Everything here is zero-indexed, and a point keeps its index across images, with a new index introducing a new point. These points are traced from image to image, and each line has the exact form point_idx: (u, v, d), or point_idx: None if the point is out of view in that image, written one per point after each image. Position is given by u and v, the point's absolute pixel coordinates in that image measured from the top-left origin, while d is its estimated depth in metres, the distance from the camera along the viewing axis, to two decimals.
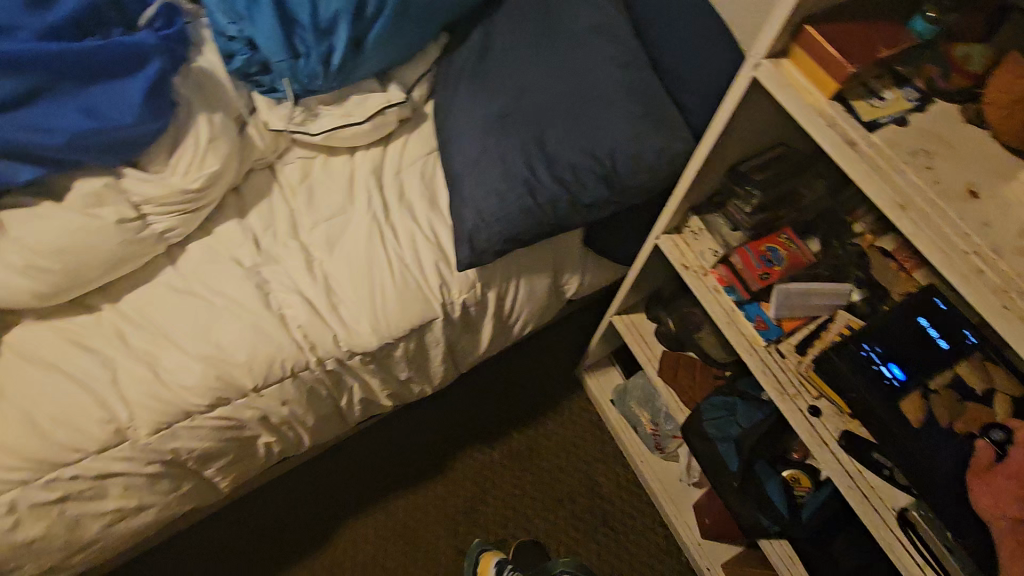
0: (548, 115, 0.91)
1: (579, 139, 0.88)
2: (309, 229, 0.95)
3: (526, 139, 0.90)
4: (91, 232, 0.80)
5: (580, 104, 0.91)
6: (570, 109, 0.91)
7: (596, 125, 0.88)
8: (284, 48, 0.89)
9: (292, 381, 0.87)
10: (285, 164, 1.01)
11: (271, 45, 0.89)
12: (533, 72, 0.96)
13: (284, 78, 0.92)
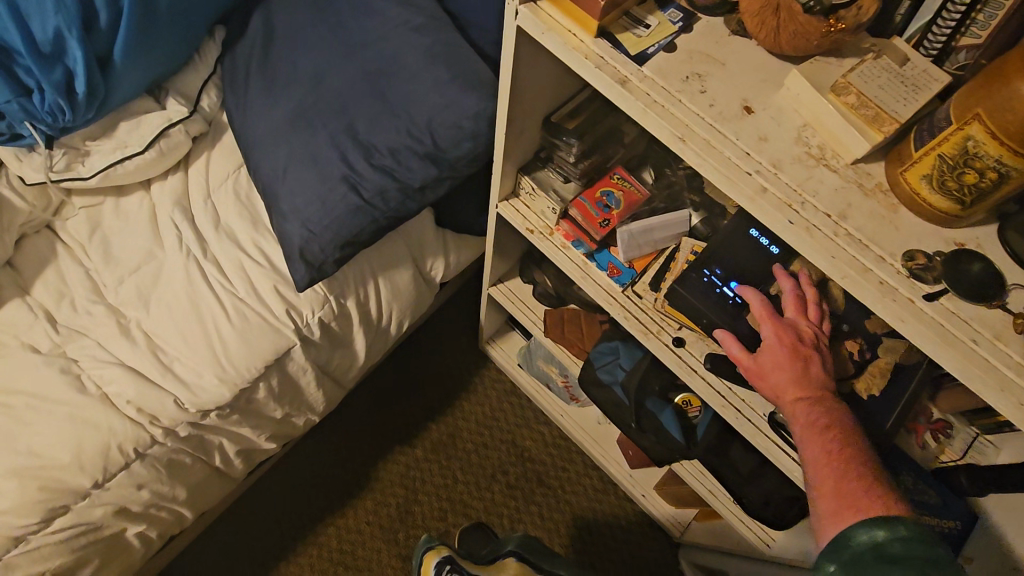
0: (350, 97, 0.82)
1: (389, 120, 0.80)
2: (116, 289, 0.83)
3: (331, 132, 0.82)
4: None
5: (383, 76, 0.81)
6: (372, 85, 0.82)
7: (404, 99, 0.80)
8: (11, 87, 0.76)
9: (140, 463, 0.77)
10: (67, 220, 0.86)
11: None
12: (325, 50, 0.85)
13: (26, 121, 0.78)
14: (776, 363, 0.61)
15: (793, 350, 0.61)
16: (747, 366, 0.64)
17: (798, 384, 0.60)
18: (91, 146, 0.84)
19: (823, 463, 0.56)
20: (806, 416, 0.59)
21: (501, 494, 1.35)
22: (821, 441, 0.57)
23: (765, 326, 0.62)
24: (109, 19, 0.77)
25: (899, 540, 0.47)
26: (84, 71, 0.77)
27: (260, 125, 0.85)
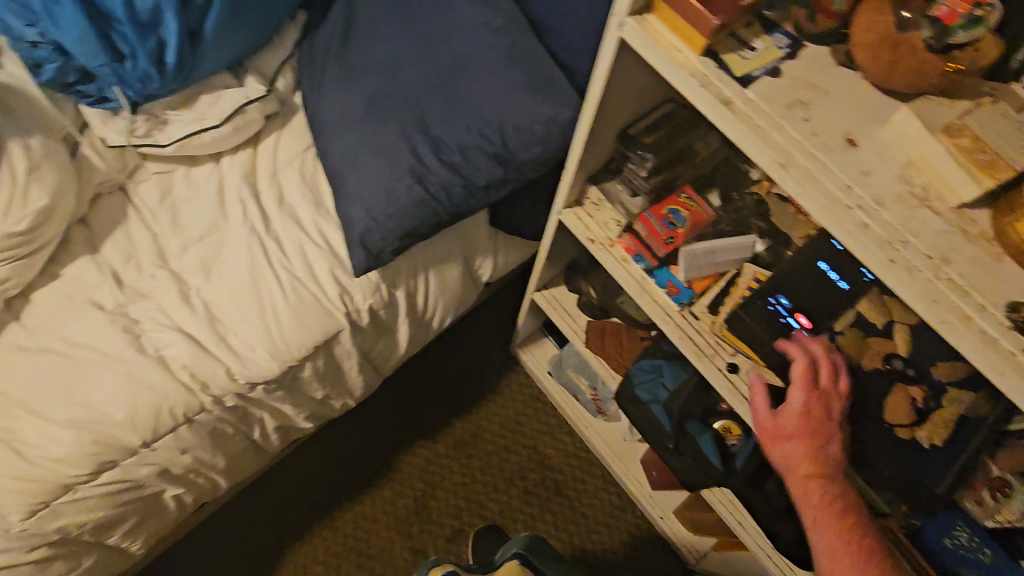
0: (425, 90, 0.83)
1: (461, 117, 0.81)
2: (179, 255, 0.85)
3: (404, 122, 0.82)
4: None
5: (459, 71, 0.82)
6: (448, 80, 0.82)
7: (479, 97, 0.81)
8: (106, 52, 0.78)
9: (188, 427, 0.79)
10: (138, 184, 0.88)
11: (87, 49, 0.77)
12: (404, 42, 0.86)
13: (116, 86, 0.81)
14: (796, 436, 0.63)
15: (817, 425, 0.63)
16: (762, 430, 0.66)
17: (812, 458, 0.63)
18: (170, 115, 0.86)
19: (828, 537, 0.62)
20: (818, 490, 0.63)
21: (514, 498, 1.35)
22: (827, 515, 0.63)
23: (798, 392, 0.63)
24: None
25: None
26: (177, 43, 0.79)
27: (333, 109, 0.87)
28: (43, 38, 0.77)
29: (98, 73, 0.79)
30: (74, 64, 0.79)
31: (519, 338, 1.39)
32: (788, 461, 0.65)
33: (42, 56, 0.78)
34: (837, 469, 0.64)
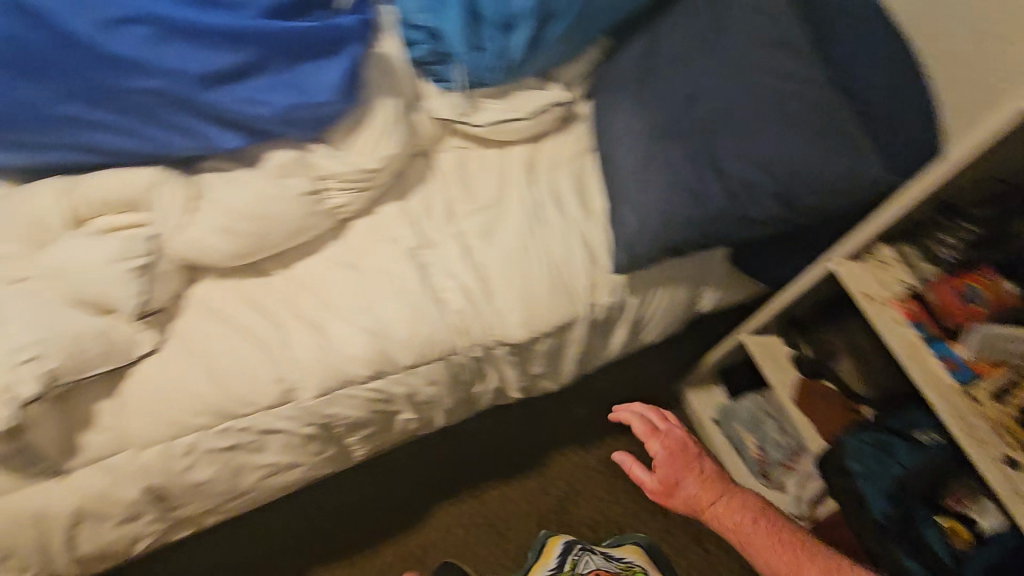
0: (726, 121, 0.88)
1: (755, 152, 0.85)
2: (465, 218, 0.97)
3: (697, 148, 0.89)
4: (281, 201, 0.85)
5: (763, 107, 0.86)
6: (750, 113, 0.87)
7: (777, 136, 0.84)
8: (471, 43, 0.93)
9: (443, 364, 0.90)
10: (442, 152, 1.03)
11: (457, 37, 0.92)
12: (710, 72, 0.92)
13: (461, 69, 0.96)
14: (676, 476, 0.95)
15: (682, 455, 0.97)
16: (659, 491, 0.97)
17: (697, 478, 0.94)
18: (484, 101, 1.00)
19: (752, 546, 0.86)
20: (727, 511, 0.90)
21: (650, 514, 1.36)
22: (784, 536, 0.85)
23: (665, 428, 1.01)
24: (560, 13, 0.93)
25: None
26: (523, 48, 0.94)
27: (626, 123, 0.97)
28: (423, 21, 0.92)
29: (454, 58, 0.95)
30: (437, 47, 0.95)
31: (694, 377, 1.39)
32: (700, 503, 0.92)
33: (418, 34, 0.93)
34: (721, 491, 0.92)
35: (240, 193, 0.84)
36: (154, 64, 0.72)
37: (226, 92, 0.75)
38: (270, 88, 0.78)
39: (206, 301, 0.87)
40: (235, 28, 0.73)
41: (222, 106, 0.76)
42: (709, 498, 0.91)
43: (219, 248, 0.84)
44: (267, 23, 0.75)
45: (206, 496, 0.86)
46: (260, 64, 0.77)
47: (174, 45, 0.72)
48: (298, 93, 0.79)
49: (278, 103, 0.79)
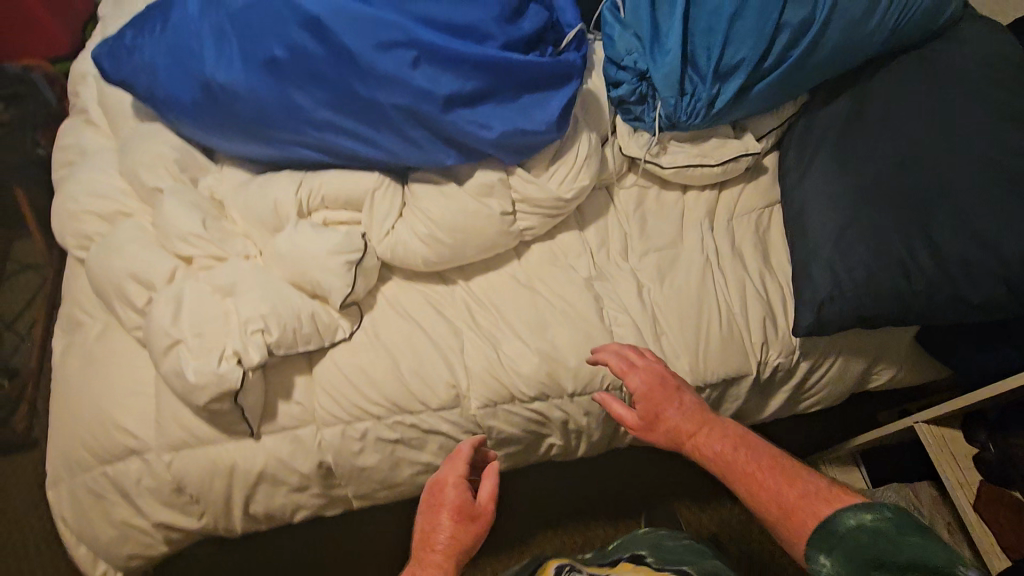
0: (943, 196, 0.83)
1: (976, 234, 0.80)
2: (639, 256, 0.99)
3: (903, 217, 0.84)
4: (480, 217, 0.90)
5: (989, 189, 0.81)
6: (972, 193, 0.82)
7: (1002, 220, 0.79)
8: (679, 86, 0.93)
9: (603, 396, 0.91)
10: (621, 188, 1.05)
11: (667, 79, 0.93)
12: (926, 145, 0.88)
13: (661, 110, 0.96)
14: (662, 419, 0.82)
15: (665, 387, 0.83)
16: (639, 428, 0.83)
17: (679, 410, 0.82)
18: (674, 143, 1.01)
19: (752, 483, 0.74)
20: (709, 441, 0.79)
21: None
22: (746, 461, 0.76)
23: (660, 369, 0.85)
24: (775, 66, 0.92)
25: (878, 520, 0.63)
26: (733, 96, 0.92)
27: (822, 181, 0.94)
28: (635, 64, 0.95)
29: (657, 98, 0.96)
30: (642, 87, 0.97)
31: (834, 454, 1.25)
32: (673, 435, 0.82)
33: (626, 75, 0.97)
34: (711, 427, 0.80)
35: (444, 204, 0.90)
36: (411, 83, 0.79)
37: (460, 113, 0.82)
38: (498, 115, 0.84)
39: (394, 298, 0.93)
40: (481, 58, 0.80)
41: (454, 125, 0.82)
42: (689, 427, 0.81)
43: (419, 253, 0.89)
44: (508, 56, 0.82)
45: (363, 482, 0.90)
46: (492, 91, 0.83)
47: (430, 69, 0.80)
48: (518, 120, 0.85)
49: (500, 128, 0.84)
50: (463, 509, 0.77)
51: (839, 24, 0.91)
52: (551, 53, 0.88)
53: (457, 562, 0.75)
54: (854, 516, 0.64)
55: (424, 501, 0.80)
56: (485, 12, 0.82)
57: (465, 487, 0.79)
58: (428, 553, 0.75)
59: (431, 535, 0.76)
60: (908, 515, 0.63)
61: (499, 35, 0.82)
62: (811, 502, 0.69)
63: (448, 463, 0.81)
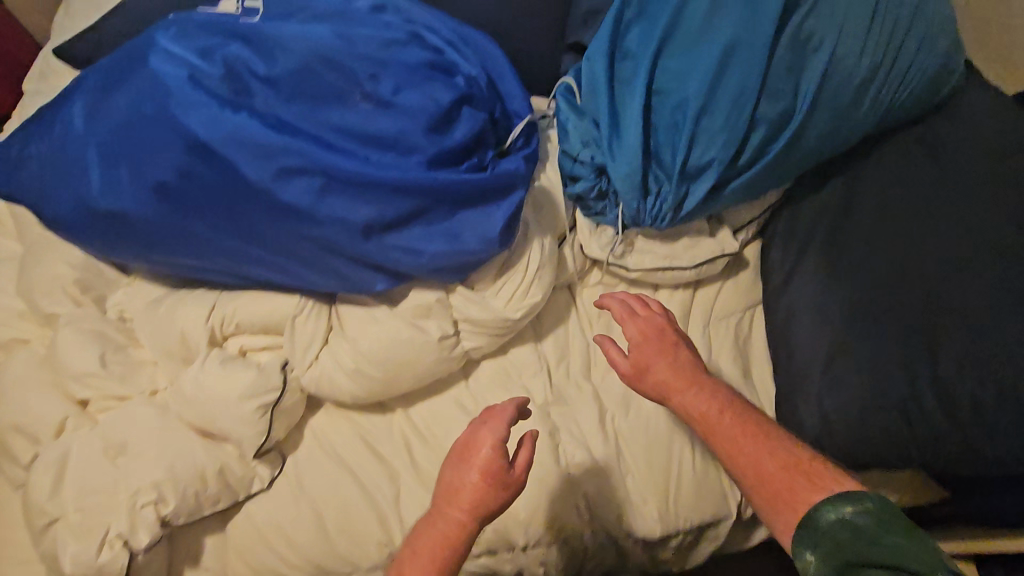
0: (945, 321, 0.71)
1: (984, 372, 0.68)
2: (603, 373, 0.87)
3: (898, 345, 0.73)
4: (415, 346, 0.78)
5: (1000, 316, 0.69)
6: (980, 321, 0.69)
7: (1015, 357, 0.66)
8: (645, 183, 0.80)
9: (559, 548, 0.79)
10: (586, 287, 0.94)
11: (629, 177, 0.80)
12: (924, 254, 0.76)
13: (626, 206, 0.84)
14: (658, 342, 0.76)
15: (664, 339, 0.77)
16: (629, 378, 0.76)
17: (675, 363, 0.75)
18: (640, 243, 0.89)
19: (737, 454, 0.69)
20: (699, 401, 0.73)
21: None
22: (736, 428, 0.71)
23: (657, 312, 0.79)
24: (753, 162, 0.78)
25: (857, 512, 0.58)
26: (703, 199, 0.79)
27: (807, 291, 0.83)
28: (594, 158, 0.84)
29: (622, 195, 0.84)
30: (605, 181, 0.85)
31: None
32: (659, 388, 0.75)
33: (585, 169, 0.85)
34: (702, 390, 0.74)
35: (373, 333, 0.78)
36: (324, 216, 0.68)
37: (385, 241, 0.71)
38: (430, 236, 0.72)
39: (323, 434, 0.82)
40: (402, 180, 0.68)
41: (380, 255, 0.71)
42: (682, 382, 0.73)
43: (346, 388, 0.79)
44: (435, 174, 0.70)
45: None
46: (420, 212, 0.71)
47: (345, 195, 0.68)
48: (452, 242, 0.73)
49: (431, 252, 0.72)
50: (497, 475, 0.65)
51: (828, 113, 0.77)
52: (493, 157, 0.76)
53: (478, 526, 0.65)
54: (833, 509, 0.60)
55: (454, 452, 0.68)
56: (407, 121, 0.69)
57: (504, 451, 0.66)
58: (451, 508, 0.65)
59: (457, 493, 0.65)
60: (890, 506, 0.59)
61: (424, 148, 0.70)
62: (798, 477, 0.65)
63: (484, 440, 0.67)
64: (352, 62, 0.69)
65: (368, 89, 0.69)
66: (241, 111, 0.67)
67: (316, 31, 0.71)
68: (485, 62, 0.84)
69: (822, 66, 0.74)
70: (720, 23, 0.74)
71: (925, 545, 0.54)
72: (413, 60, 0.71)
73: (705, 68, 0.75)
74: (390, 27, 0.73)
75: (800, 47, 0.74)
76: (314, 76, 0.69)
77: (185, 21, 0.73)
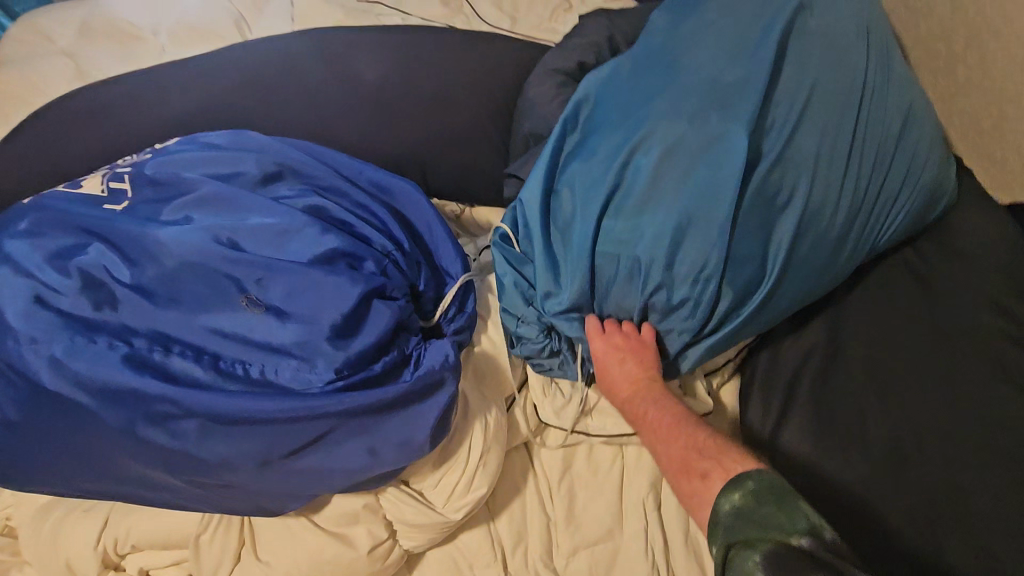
0: (973, 519, 0.60)
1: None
2: (568, 556, 0.76)
3: (925, 549, 0.60)
4: (342, 564, 0.67)
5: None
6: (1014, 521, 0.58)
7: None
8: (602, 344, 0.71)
9: None
10: (544, 447, 0.80)
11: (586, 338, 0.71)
12: (933, 425, 0.66)
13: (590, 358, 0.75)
14: (614, 358, 0.67)
15: (624, 348, 0.67)
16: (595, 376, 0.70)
17: (632, 371, 0.66)
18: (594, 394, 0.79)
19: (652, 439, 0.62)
20: (642, 404, 0.64)
21: None
22: (662, 420, 0.63)
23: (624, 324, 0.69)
24: (724, 330, 0.67)
25: (745, 496, 0.51)
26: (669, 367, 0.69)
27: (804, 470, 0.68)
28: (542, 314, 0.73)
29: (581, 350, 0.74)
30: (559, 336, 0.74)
31: None
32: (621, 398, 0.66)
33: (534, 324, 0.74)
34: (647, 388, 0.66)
35: (290, 553, 0.67)
36: (208, 459, 0.57)
37: (288, 471, 0.59)
38: (343, 456, 0.61)
39: None
40: (301, 407, 0.57)
41: (284, 485, 0.60)
42: (626, 387, 0.66)
43: None
44: (343, 393, 0.59)
45: None
46: (327, 433, 0.59)
47: (230, 433, 0.56)
48: (372, 459, 0.61)
49: (348, 473, 0.61)
50: None
51: (802, 270, 0.67)
52: (417, 342, 0.65)
53: None
54: (727, 497, 0.52)
55: None
56: (305, 330, 0.58)
57: None
58: None
59: None
60: (773, 480, 0.52)
61: (328, 358, 0.59)
62: (692, 470, 0.57)
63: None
64: (234, 265, 0.58)
65: (255, 295, 0.59)
66: (100, 338, 0.56)
67: (191, 226, 0.60)
68: (407, 217, 0.73)
69: (793, 222, 0.65)
70: (672, 175, 0.64)
71: (795, 520, 0.48)
72: (311, 252, 0.61)
73: (659, 226, 0.64)
74: (282, 209, 0.62)
75: (765, 206, 0.64)
76: (192, 283, 0.59)
77: (39, 212, 0.62)
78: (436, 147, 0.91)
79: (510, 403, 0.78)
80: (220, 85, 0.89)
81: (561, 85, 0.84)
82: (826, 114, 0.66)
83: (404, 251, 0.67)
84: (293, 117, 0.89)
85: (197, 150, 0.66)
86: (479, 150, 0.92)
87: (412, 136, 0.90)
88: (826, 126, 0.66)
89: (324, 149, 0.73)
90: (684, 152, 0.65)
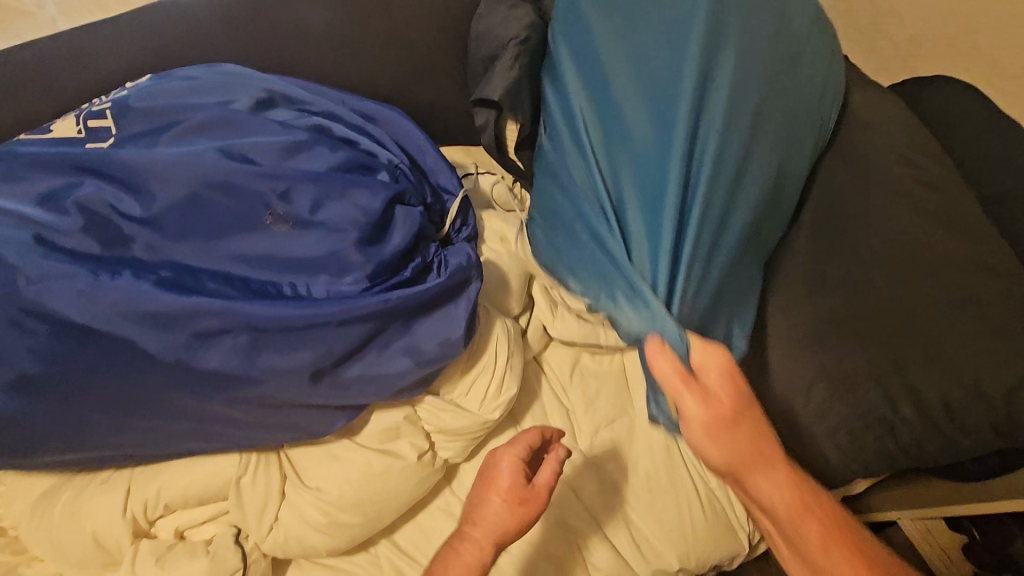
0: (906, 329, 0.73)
1: (964, 378, 0.69)
2: (591, 438, 0.82)
3: (879, 358, 0.73)
4: (392, 476, 0.68)
5: (956, 313, 0.72)
6: (941, 319, 0.73)
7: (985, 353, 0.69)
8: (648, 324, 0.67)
9: None
10: (551, 351, 0.87)
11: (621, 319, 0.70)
12: (874, 279, 0.77)
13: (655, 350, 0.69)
14: (744, 459, 0.54)
15: (738, 421, 0.55)
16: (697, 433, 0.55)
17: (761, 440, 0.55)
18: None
19: (800, 534, 0.56)
20: (787, 503, 0.56)
21: None
22: (823, 533, 0.56)
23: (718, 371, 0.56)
24: (738, 242, 0.75)
25: None
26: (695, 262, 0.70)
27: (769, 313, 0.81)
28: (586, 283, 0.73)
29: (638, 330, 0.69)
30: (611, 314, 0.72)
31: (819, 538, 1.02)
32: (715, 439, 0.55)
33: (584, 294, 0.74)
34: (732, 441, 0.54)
35: (338, 475, 0.67)
36: (262, 375, 0.56)
37: (337, 380, 0.60)
38: (390, 359, 0.62)
39: None
40: (346, 310, 0.58)
41: (334, 396, 0.60)
42: (767, 478, 0.56)
43: (320, 545, 0.67)
44: (383, 295, 0.60)
45: None
46: (371, 336, 0.61)
47: (280, 344, 0.56)
48: (415, 359, 0.63)
49: (394, 376, 0.63)
50: (517, 488, 0.62)
51: (765, 150, 0.76)
52: (436, 249, 0.68)
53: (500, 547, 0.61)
54: None
55: (477, 477, 0.65)
56: (337, 239, 0.59)
57: (525, 469, 0.64)
58: (471, 527, 0.61)
59: (477, 509, 0.62)
60: None
61: (361, 263, 0.60)
62: None
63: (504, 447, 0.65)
64: (255, 181, 0.58)
65: (280, 211, 0.58)
66: (122, 271, 0.54)
67: (198, 149, 0.58)
68: (398, 140, 0.75)
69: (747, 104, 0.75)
70: (650, 97, 0.74)
71: None
72: (325, 165, 0.61)
73: (665, 142, 0.72)
74: (288, 129, 0.62)
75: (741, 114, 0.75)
76: (210, 208, 0.57)
77: (10, 158, 0.57)
78: (397, 83, 0.91)
79: (517, 316, 0.82)
80: (147, 34, 0.82)
81: (516, 10, 0.88)
82: (766, 27, 0.79)
83: (409, 165, 0.69)
84: (245, 58, 0.85)
85: (178, 81, 0.64)
86: (441, 84, 0.94)
87: (372, 74, 0.90)
88: (760, 26, 0.78)
89: (303, 80, 0.72)
90: (654, 73, 0.75)
